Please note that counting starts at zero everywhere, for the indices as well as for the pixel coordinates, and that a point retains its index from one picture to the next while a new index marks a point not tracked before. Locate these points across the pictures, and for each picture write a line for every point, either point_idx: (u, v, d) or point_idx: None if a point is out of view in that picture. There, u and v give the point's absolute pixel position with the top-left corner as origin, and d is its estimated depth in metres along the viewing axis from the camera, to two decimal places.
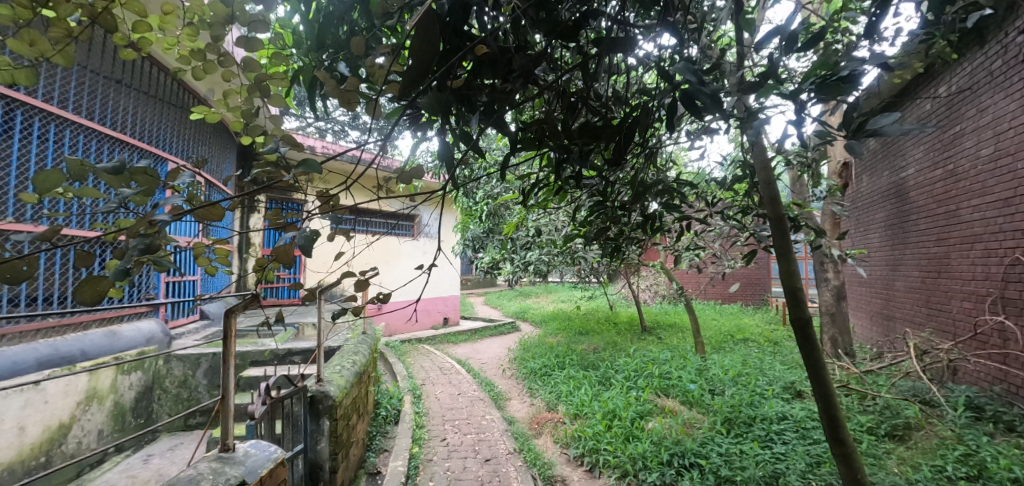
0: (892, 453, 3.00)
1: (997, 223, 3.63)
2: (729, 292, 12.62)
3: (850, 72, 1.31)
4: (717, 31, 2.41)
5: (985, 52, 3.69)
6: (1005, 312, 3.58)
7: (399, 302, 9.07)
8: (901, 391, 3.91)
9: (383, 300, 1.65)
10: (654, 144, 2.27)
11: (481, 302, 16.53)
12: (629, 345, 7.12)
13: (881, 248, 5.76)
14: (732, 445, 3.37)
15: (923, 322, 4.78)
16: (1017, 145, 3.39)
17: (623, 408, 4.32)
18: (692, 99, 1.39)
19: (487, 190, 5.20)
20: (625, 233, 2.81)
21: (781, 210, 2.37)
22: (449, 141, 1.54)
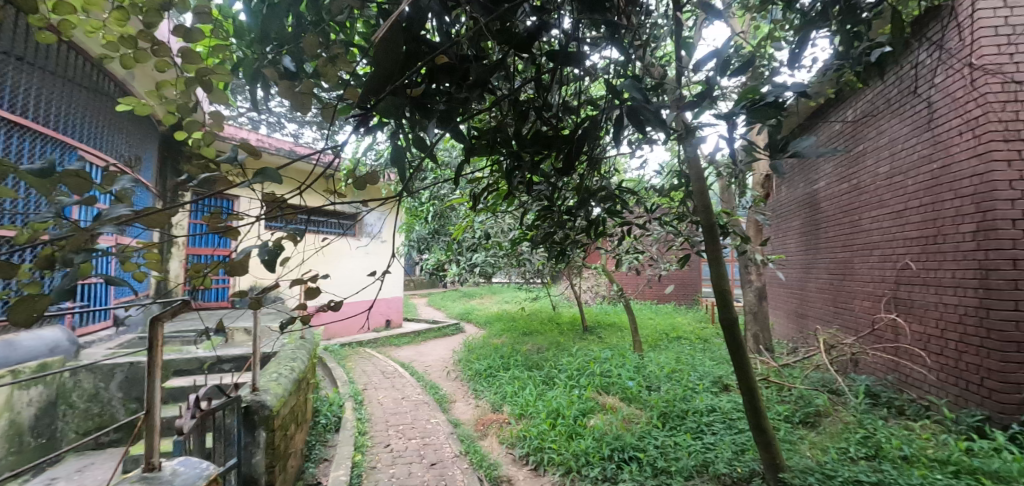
0: (805, 438, 3.32)
1: (892, 232, 4.13)
2: (664, 293, 13.34)
3: (774, 99, 1.48)
4: (657, 49, 2.54)
5: (884, 82, 4.19)
6: (898, 311, 4.08)
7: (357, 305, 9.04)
8: (812, 383, 4.33)
9: (334, 306, 1.60)
10: (599, 153, 2.36)
11: (423, 303, 16.26)
12: (571, 345, 7.31)
13: (796, 253, 6.34)
14: (666, 438, 3.57)
15: (831, 319, 5.35)
16: (908, 164, 3.88)
17: (567, 406, 4.44)
18: (636, 115, 1.49)
19: (434, 191, 5.14)
20: (570, 237, 2.89)
21: (712, 218, 2.56)
22: (401, 146, 1.53)
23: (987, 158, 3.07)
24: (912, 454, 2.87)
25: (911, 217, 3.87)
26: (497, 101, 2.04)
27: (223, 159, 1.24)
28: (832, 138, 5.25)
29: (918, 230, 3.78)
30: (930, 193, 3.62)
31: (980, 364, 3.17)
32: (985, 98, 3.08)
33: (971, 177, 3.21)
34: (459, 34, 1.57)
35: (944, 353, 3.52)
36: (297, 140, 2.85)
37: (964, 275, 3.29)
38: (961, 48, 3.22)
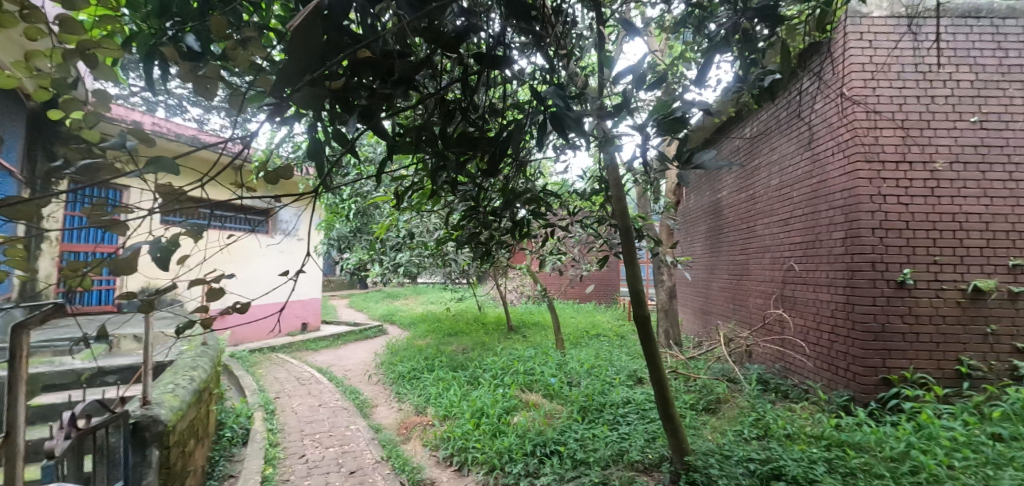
0: (707, 424, 3.65)
1: (780, 237, 4.67)
2: (585, 293, 13.96)
3: (682, 114, 1.64)
4: (582, 59, 2.66)
5: (775, 106, 4.72)
6: (784, 307, 4.62)
7: (265, 306, 8.42)
8: (714, 373, 4.76)
9: (241, 308, 1.49)
10: (525, 155, 2.42)
11: (343, 304, 15.53)
12: (496, 344, 7.40)
13: (702, 255, 6.93)
14: (585, 431, 3.73)
15: (730, 315, 5.91)
16: (793, 178, 4.41)
17: (491, 405, 4.48)
18: (560, 121, 1.55)
19: (356, 188, 4.94)
20: (495, 237, 2.92)
21: (628, 222, 2.73)
22: (319, 139, 1.46)
23: (853, 174, 3.59)
24: (793, 432, 3.26)
25: (795, 224, 4.40)
26: (424, 100, 2.03)
27: (108, 146, 1.11)
28: (733, 153, 5.82)
29: (800, 236, 4.31)
30: (810, 204, 4.14)
31: (847, 352, 3.68)
32: (853, 124, 3.59)
33: (841, 190, 3.72)
34: (385, 27, 1.53)
35: (819, 343, 4.04)
36: (201, 126, 2.61)
37: (835, 275, 3.81)
38: (834, 79, 3.74)
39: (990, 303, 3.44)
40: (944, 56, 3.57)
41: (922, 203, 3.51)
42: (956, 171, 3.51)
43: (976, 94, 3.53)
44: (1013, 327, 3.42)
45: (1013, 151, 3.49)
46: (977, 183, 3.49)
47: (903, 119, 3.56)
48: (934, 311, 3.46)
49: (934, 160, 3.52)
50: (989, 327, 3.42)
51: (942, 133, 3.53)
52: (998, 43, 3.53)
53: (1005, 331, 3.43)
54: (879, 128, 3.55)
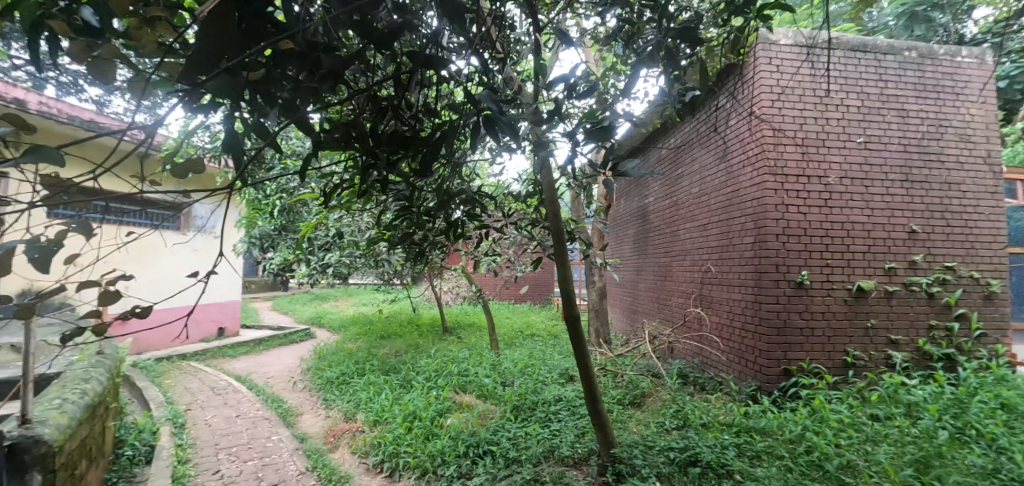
0: (632, 417, 3.84)
1: (699, 241, 5.02)
2: (520, 293, 14.15)
3: (609, 124, 1.75)
4: (519, 63, 2.71)
5: (696, 120, 5.09)
6: (702, 306, 4.98)
7: (174, 311, 7.74)
8: (639, 368, 5.02)
9: (141, 313, 1.35)
10: (461, 156, 2.41)
11: (266, 307, 14.57)
12: (430, 346, 7.29)
13: (630, 257, 7.29)
14: (518, 429, 3.78)
15: (655, 314, 6.26)
16: (711, 187, 4.77)
17: (423, 408, 4.41)
18: (493, 124, 1.58)
19: (280, 184, 4.65)
20: (428, 238, 2.88)
21: (560, 225, 2.82)
22: (236, 131, 1.36)
23: (761, 185, 3.95)
24: (709, 421, 3.52)
25: (712, 229, 4.76)
26: (356, 95, 1.96)
27: None
28: (658, 162, 6.18)
29: (716, 240, 4.67)
30: (725, 211, 4.50)
31: (754, 346, 4.04)
32: (761, 140, 3.96)
33: (751, 199, 4.08)
34: (311, 17, 1.47)
35: (732, 338, 4.40)
36: (99, 109, 2.35)
37: (745, 276, 4.17)
38: (746, 98, 4.10)
39: (870, 301, 3.93)
40: (837, 83, 4.04)
41: (817, 212, 3.94)
42: (845, 185, 3.98)
43: (861, 119, 4.03)
44: (888, 321, 3.93)
45: (889, 169, 4.01)
46: (861, 196, 3.98)
47: (803, 137, 3.98)
48: (826, 308, 3.89)
49: (827, 175, 3.97)
50: (870, 322, 3.91)
51: (834, 152, 3.99)
52: (879, 75, 4.06)
53: (882, 325, 3.93)
54: (783, 145, 3.94)
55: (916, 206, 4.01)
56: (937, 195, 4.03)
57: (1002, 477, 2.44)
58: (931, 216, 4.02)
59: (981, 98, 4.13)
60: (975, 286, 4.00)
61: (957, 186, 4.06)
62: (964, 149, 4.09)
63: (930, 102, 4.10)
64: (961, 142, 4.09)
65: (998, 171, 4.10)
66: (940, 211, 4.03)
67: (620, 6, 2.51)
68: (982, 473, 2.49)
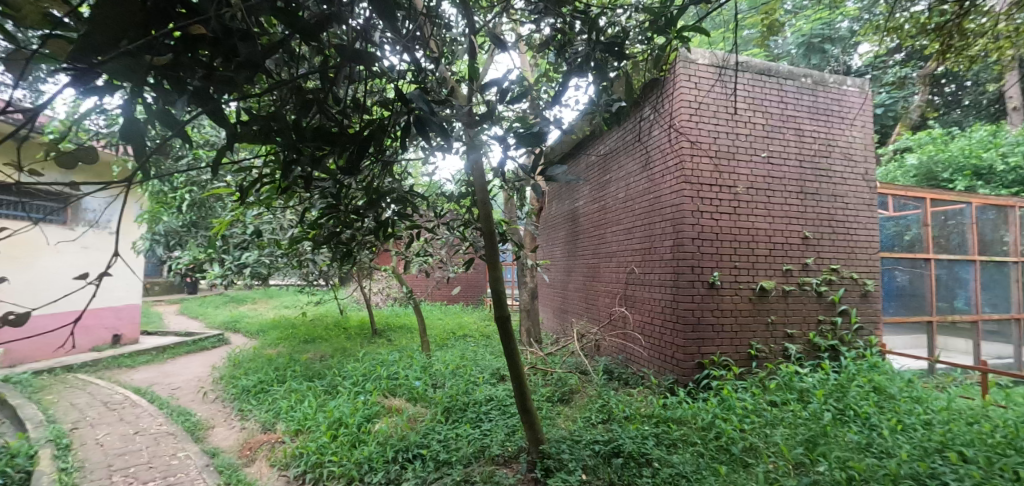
0: (561, 413, 3.97)
1: (624, 244, 5.29)
2: (452, 294, 14.07)
3: (538, 131, 1.84)
4: (454, 64, 2.72)
5: (622, 129, 5.36)
6: (626, 305, 5.25)
7: (57, 317, 6.82)
8: (568, 366, 5.19)
9: (13, 320, 1.19)
10: (392, 154, 2.35)
11: (171, 310, 13.24)
12: (358, 349, 7.04)
13: (561, 258, 7.51)
14: (449, 431, 3.76)
15: (583, 313, 6.50)
16: (636, 193, 5.05)
17: (350, 415, 4.24)
18: (423, 125, 1.57)
19: (191, 175, 4.27)
20: (356, 238, 2.78)
21: (492, 226, 2.85)
22: (138, 118, 1.25)
23: (680, 192, 4.26)
24: (631, 413, 3.71)
25: (636, 233, 5.04)
26: (280, 85, 1.87)
27: None
28: (588, 167, 6.42)
29: (640, 243, 4.95)
30: (648, 216, 4.78)
31: (672, 342, 4.33)
32: (680, 151, 4.26)
33: (670, 205, 4.38)
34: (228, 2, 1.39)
35: (653, 335, 4.68)
36: None
37: (665, 277, 4.46)
38: (668, 111, 4.39)
39: (771, 299, 4.37)
40: (745, 103, 4.45)
41: (728, 219, 4.31)
42: (751, 195, 4.39)
43: (765, 136, 4.47)
44: (785, 317, 4.39)
45: (787, 182, 4.49)
46: (764, 205, 4.41)
47: (716, 150, 4.34)
48: (733, 306, 4.27)
49: (737, 185, 4.36)
50: (770, 318, 4.33)
51: (742, 165, 4.39)
52: (780, 97, 4.53)
53: (780, 320, 4.37)
54: (699, 157, 4.26)
55: (808, 215, 4.52)
56: (826, 206, 4.57)
57: (873, 450, 2.83)
58: (820, 225, 4.55)
59: (861, 122, 4.74)
60: (854, 286, 4.59)
61: (841, 198, 4.63)
62: (847, 166, 4.67)
63: (821, 124, 4.64)
64: (845, 160, 4.67)
65: (873, 186, 4.73)
66: (828, 220, 4.57)
67: (554, 16, 2.60)
68: (858, 448, 2.87)
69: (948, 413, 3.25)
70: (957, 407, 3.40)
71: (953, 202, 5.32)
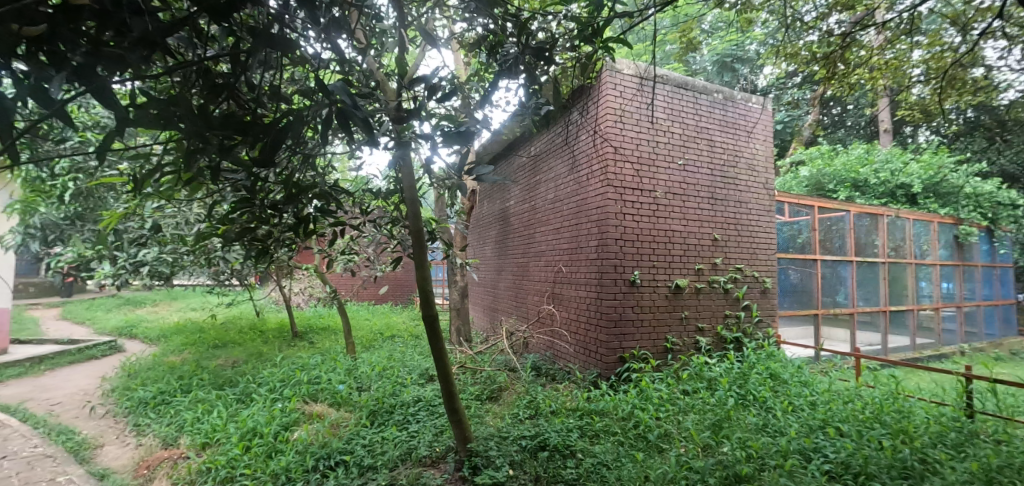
0: (489, 411, 4.00)
1: (553, 244, 5.43)
2: (380, 293, 13.64)
3: (465, 131, 1.87)
4: (383, 56, 2.64)
5: (552, 132, 5.49)
6: (554, 303, 5.40)
7: None
8: (497, 364, 5.23)
9: None
10: (313, 147, 2.24)
11: (49, 316, 11.57)
12: (276, 353, 6.60)
13: (491, 257, 7.56)
14: (374, 435, 3.65)
15: (513, 311, 6.59)
16: (564, 195, 5.21)
17: (265, 424, 3.97)
18: (346, 119, 1.52)
19: (77, 161, 3.77)
20: (273, 236, 2.61)
21: (420, 224, 2.80)
22: (3, 93, 1.09)
23: (605, 195, 4.45)
24: (557, 407, 3.82)
25: (564, 233, 5.20)
26: (183, 68, 1.71)
27: None
28: (518, 168, 6.51)
29: (567, 243, 5.11)
30: (575, 217, 4.96)
31: (596, 338, 4.52)
32: (605, 156, 4.46)
33: (596, 207, 4.57)
34: None
35: (579, 332, 4.86)
36: None
37: (590, 276, 4.65)
38: (594, 116, 4.58)
39: (684, 295, 4.70)
40: (664, 113, 4.75)
41: (647, 221, 4.59)
42: (668, 199, 4.70)
43: (681, 144, 4.80)
44: (696, 312, 4.74)
45: (700, 188, 4.86)
46: (680, 209, 4.74)
47: (639, 156, 4.59)
48: (652, 302, 4.55)
49: (656, 190, 4.65)
50: (684, 314, 4.67)
51: (661, 171, 4.69)
52: (695, 109, 4.89)
53: (693, 315, 4.72)
54: (622, 162, 4.50)
55: (718, 219, 4.93)
56: (733, 211, 5.01)
57: (769, 430, 3.15)
58: (728, 228, 4.98)
59: (763, 136, 5.25)
60: (755, 283, 5.08)
61: (746, 204, 5.10)
62: (751, 175, 5.16)
63: (729, 136, 5.07)
64: (749, 170, 5.16)
65: (772, 194, 5.26)
66: (734, 223, 5.02)
67: (487, 17, 2.63)
68: (757, 428, 3.18)
69: (828, 394, 3.70)
70: (836, 388, 3.89)
71: (835, 210, 6.08)
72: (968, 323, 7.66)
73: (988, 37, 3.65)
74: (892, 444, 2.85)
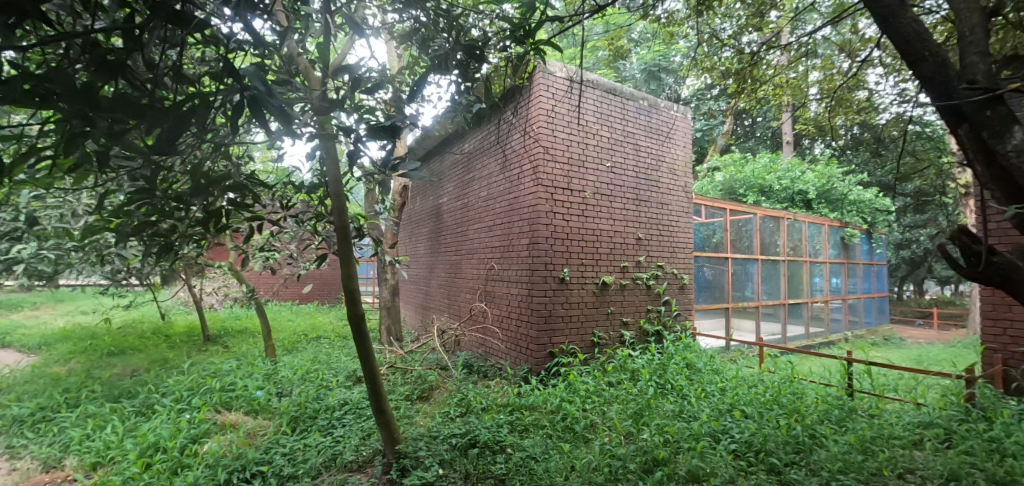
0: (419, 410, 3.94)
1: (485, 242, 5.45)
2: (304, 293, 12.93)
3: (389, 125, 1.86)
4: (307, 41, 2.51)
5: (485, 130, 5.50)
6: (486, 300, 5.42)
7: None
8: (428, 363, 5.17)
9: None
10: (224, 134, 2.08)
11: None
12: (184, 360, 6.04)
13: (424, 255, 7.43)
14: (295, 442, 3.46)
15: (445, 309, 6.54)
16: (496, 193, 5.24)
17: (169, 437, 3.61)
18: (259, 106, 1.41)
19: None
20: (178, 231, 2.38)
21: (346, 220, 2.70)
22: None
23: (536, 195, 4.54)
24: (488, 404, 3.85)
25: (496, 231, 5.23)
26: (68, 42, 1.53)
27: None
28: (452, 165, 6.45)
29: (499, 241, 5.15)
30: (507, 215, 5.01)
31: (527, 334, 4.60)
32: (537, 157, 4.56)
33: (527, 206, 4.65)
34: None
35: (510, 328, 4.92)
36: None
37: (521, 273, 4.72)
38: (526, 117, 4.66)
39: (610, 292, 4.92)
40: (593, 117, 4.93)
41: (576, 220, 4.74)
42: (596, 199, 4.89)
43: (609, 147, 5.01)
44: (621, 308, 4.98)
45: (626, 189, 5.11)
46: (607, 209, 4.95)
47: (569, 157, 4.73)
48: (580, 298, 4.71)
49: (585, 190, 4.82)
50: (610, 309, 4.88)
51: (590, 172, 4.87)
52: (622, 115, 5.13)
53: (618, 310, 4.96)
54: (553, 162, 4.61)
55: (642, 219, 5.21)
56: (655, 212, 5.32)
57: (684, 415, 3.39)
58: (650, 228, 5.28)
59: (683, 143, 5.62)
60: (674, 279, 5.43)
61: (667, 206, 5.44)
62: (671, 178, 5.50)
63: (653, 141, 5.37)
64: (671, 174, 5.50)
65: (690, 197, 5.65)
66: (656, 224, 5.33)
67: (417, 10, 2.58)
68: (673, 414, 3.41)
69: (736, 380, 4.05)
70: (742, 374, 4.26)
71: (744, 212, 6.65)
72: (851, 313, 8.71)
73: (868, 64, 4.16)
74: (787, 423, 3.18)
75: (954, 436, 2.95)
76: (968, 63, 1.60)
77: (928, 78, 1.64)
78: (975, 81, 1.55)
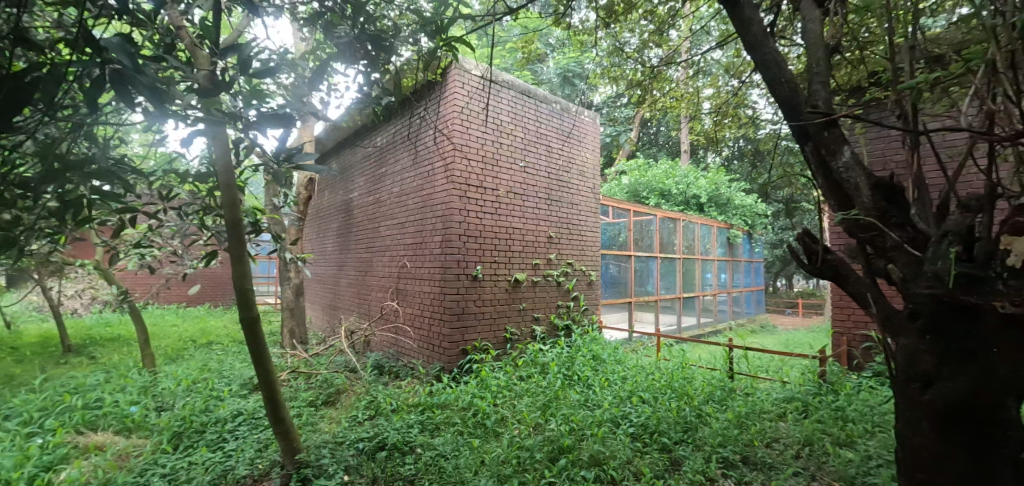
0: (324, 416, 3.75)
1: (397, 238, 5.31)
2: (191, 294, 11.63)
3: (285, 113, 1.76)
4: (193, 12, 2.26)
5: (397, 124, 5.36)
6: (398, 299, 5.28)
7: None
8: (335, 367, 4.93)
9: None
10: (85, 113, 1.81)
11: None
12: (34, 376, 5.15)
13: (333, 251, 7.05)
14: (177, 461, 3.12)
15: (354, 309, 6.26)
16: (409, 189, 5.13)
17: (13, 467, 3.06)
18: (123, 84, 1.27)
19: None
20: (24, 223, 2.03)
21: (238, 214, 2.48)
22: None
23: (449, 192, 4.53)
24: (398, 405, 3.76)
25: (409, 228, 5.13)
26: None
27: None
28: (363, 158, 6.18)
29: (412, 238, 5.05)
30: (420, 212, 4.92)
31: (439, 332, 4.57)
32: (450, 154, 4.54)
33: (440, 203, 4.62)
34: None
35: (422, 327, 4.85)
36: None
37: (433, 271, 4.68)
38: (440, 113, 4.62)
39: (522, 288, 5.05)
40: (507, 117, 5.01)
41: (489, 219, 4.80)
42: (509, 198, 4.98)
43: (522, 147, 5.14)
44: (533, 304, 5.14)
45: (538, 189, 5.27)
46: (519, 208, 5.08)
47: (482, 155, 4.77)
48: (492, 296, 4.78)
49: (498, 189, 4.89)
50: (521, 305, 5.01)
51: (503, 172, 4.95)
52: (535, 116, 5.29)
53: (530, 306, 5.11)
54: (467, 160, 4.62)
55: (552, 218, 5.41)
56: (565, 212, 5.55)
57: (589, 404, 3.60)
58: (561, 227, 5.50)
59: (592, 146, 5.93)
60: (582, 276, 5.71)
61: (576, 206, 5.70)
62: (581, 180, 5.77)
63: (564, 143, 5.60)
64: (580, 175, 5.77)
65: (597, 198, 5.97)
66: (566, 223, 5.57)
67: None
68: (579, 403, 3.61)
69: (635, 369, 4.37)
70: (640, 363, 4.61)
71: (646, 214, 7.17)
72: (734, 305, 9.78)
73: (748, 85, 4.71)
74: (677, 405, 3.51)
75: (809, 408, 3.45)
76: (814, 90, 1.87)
77: (785, 102, 1.91)
78: (817, 106, 1.83)
